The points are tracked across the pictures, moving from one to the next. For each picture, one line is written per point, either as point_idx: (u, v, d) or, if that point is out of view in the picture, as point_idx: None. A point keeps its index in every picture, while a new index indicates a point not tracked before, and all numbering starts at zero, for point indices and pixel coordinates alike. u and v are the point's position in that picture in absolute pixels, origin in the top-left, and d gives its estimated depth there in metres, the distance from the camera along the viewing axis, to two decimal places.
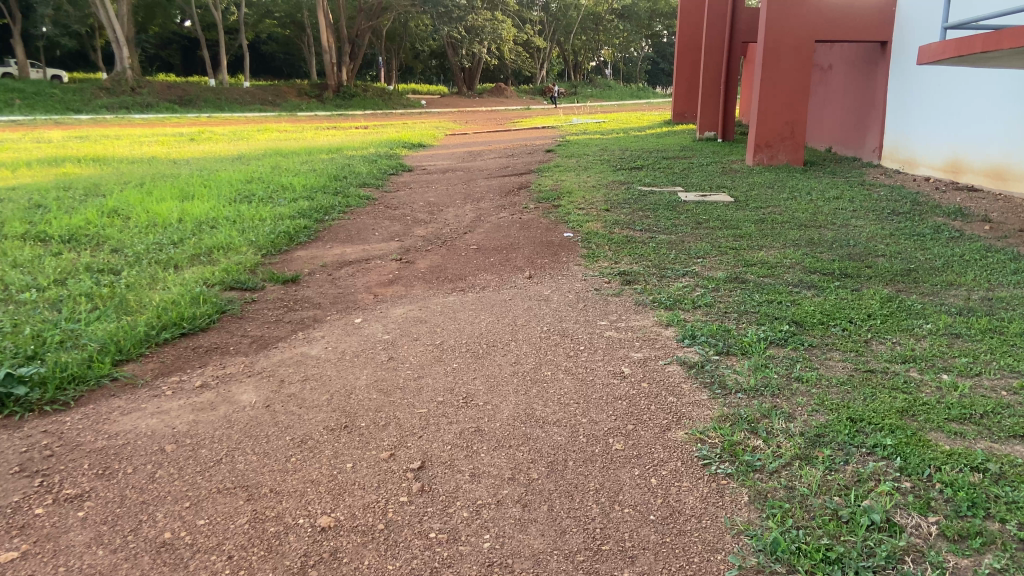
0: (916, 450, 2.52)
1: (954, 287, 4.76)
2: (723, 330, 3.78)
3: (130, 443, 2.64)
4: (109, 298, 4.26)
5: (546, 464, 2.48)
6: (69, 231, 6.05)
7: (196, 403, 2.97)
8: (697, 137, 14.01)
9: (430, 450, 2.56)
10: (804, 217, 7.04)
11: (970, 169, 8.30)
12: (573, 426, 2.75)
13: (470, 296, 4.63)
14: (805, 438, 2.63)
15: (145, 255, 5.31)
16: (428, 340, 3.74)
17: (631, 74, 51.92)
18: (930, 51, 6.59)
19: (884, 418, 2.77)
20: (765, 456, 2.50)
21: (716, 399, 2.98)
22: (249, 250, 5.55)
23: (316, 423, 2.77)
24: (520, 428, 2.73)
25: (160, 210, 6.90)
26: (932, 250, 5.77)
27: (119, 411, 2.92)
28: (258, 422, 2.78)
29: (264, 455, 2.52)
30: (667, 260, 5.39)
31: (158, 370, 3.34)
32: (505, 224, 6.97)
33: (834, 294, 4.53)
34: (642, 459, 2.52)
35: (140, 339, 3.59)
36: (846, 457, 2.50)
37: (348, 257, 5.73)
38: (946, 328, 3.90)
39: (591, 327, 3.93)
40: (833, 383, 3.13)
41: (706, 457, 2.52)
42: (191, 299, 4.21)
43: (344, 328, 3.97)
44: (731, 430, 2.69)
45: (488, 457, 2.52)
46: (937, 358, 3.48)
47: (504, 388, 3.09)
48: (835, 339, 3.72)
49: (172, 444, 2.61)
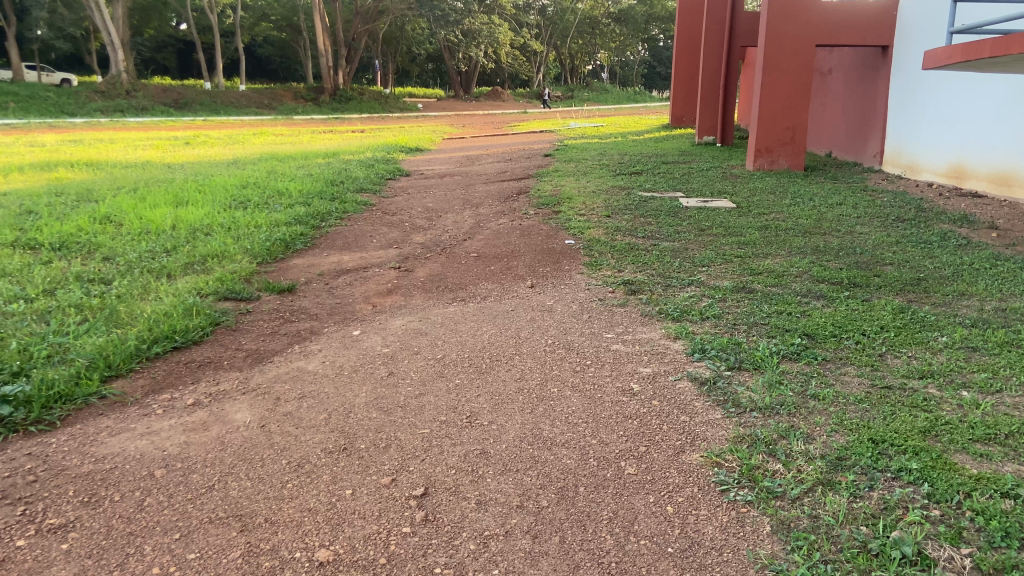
0: (943, 474, 2.41)
1: (966, 297, 4.65)
2: (734, 344, 3.66)
3: (118, 468, 2.50)
4: (99, 309, 4.12)
5: (555, 491, 2.35)
6: (60, 238, 5.91)
7: (189, 423, 2.84)
8: (696, 142, 13.93)
9: (434, 475, 2.44)
10: (808, 223, 6.93)
11: (973, 175, 8.20)
12: (584, 448, 2.63)
13: (471, 306, 4.52)
14: (826, 461, 2.51)
15: (138, 264, 5.18)
16: (429, 354, 3.61)
17: (628, 77, 51.87)
18: (936, 56, 6.48)
19: (906, 439, 2.65)
20: (786, 481, 2.38)
21: (731, 418, 2.87)
22: (244, 259, 5.42)
23: (313, 444, 2.64)
24: (527, 450, 2.61)
25: (154, 216, 6.77)
26: (941, 258, 5.66)
27: (107, 431, 2.78)
28: (253, 444, 2.65)
29: (259, 481, 2.39)
30: (671, 268, 5.28)
31: (149, 388, 3.20)
32: (505, 230, 6.84)
33: (846, 304, 4.42)
34: (657, 485, 2.39)
35: (131, 353, 3.46)
36: (871, 482, 2.38)
37: (346, 265, 5.61)
38: (962, 341, 3.78)
39: (597, 340, 3.81)
40: (851, 401, 3.01)
41: (723, 482, 2.40)
42: (184, 311, 4.08)
43: (342, 340, 3.85)
44: (749, 453, 2.57)
45: (495, 483, 2.39)
46: (955, 373, 3.36)
47: (510, 407, 2.97)
48: (848, 353, 3.60)
49: (162, 469, 2.48)
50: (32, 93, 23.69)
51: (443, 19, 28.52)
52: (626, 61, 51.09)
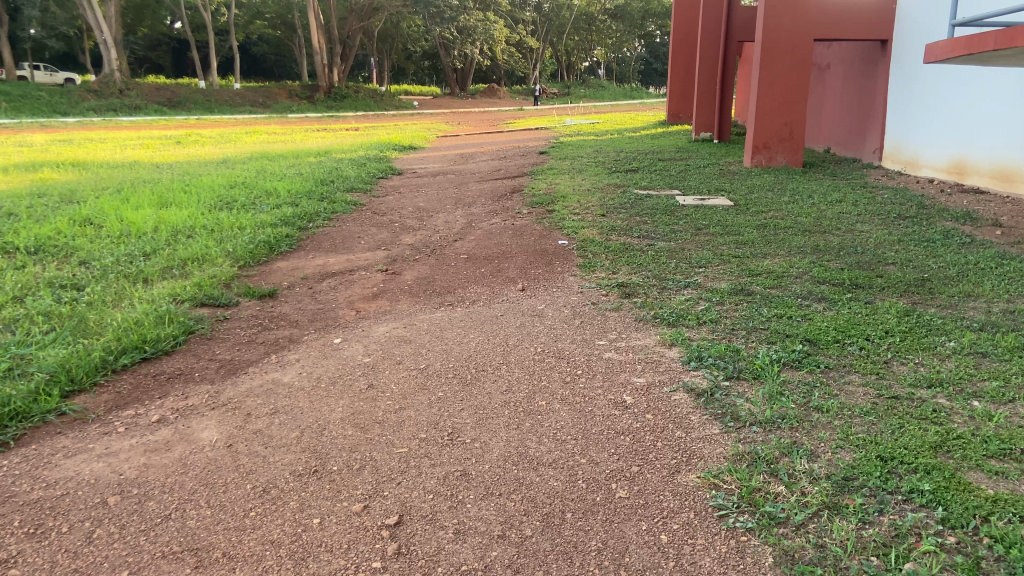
0: (957, 496, 2.24)
1: (973, 299, 4.48)
2: (732, 351, 3.48)
3: (69, 494, 2.32)
4: (68, 318, 3.94)
5: (540, 517, 2.18)
6: (37, 241, 5.72)
7: (150, 443, 2.66)
8: (692, 138, 13.75)
9: (410, 501, 2.25)
10: (807, 221, 6.76)
11: (975, 171, 8.04)
12: (572, 468, 2.45)
13: (459, 311, 4.33)
14: (832, 482, 2.33)
15: (113, 268, 5.00)
16: (412, 363, 3.43)
17: (624, 74, 51.53)
18: (938, 49, 6.31)
19: (917, 457, 2.48)
20: (789, 506, 2.20)
21: (730, 433, 2.69)
22: (225, 262, 5.23)
23: (282, 467, 2.46)
24: (511, 471, 2.43)
25: (135, 218, 6.58)
26: (945, 257, 5.48)
27: (62, 453, 2.60)
28: (216, 466, 2.47)
29: (219, 509, 2.22)
30: (668, 269, 5.10)
31: (113, 403, 3.02)
32: (497, 230, 6.66)
33: (847, 307, 4.24)
34: (650, 510, 2.21)
35: (96, 366, 3.28)
36: (881, 506, 2.20)
37: (331, 268, 5.43)
38: (971, 346, 3.61)
39: (590, 348, 3.63)
40: (857, 414, 2.84)
41: (721, 507, 2.22)
42: (157, 319, 3.90)
43: (321, 349, 3.67)
44: (749, 473, 2.40)
45: (475, 509, 2.21)
46: (965, 381, 3.18)
47: (494, 422, 2.79)
48: (853, 360, 3.43)
49: (116, 496, 2.30)
50: (24, 93, 23.44)
51: (438, 16, 28.27)
52: (622, 57, 51.01)
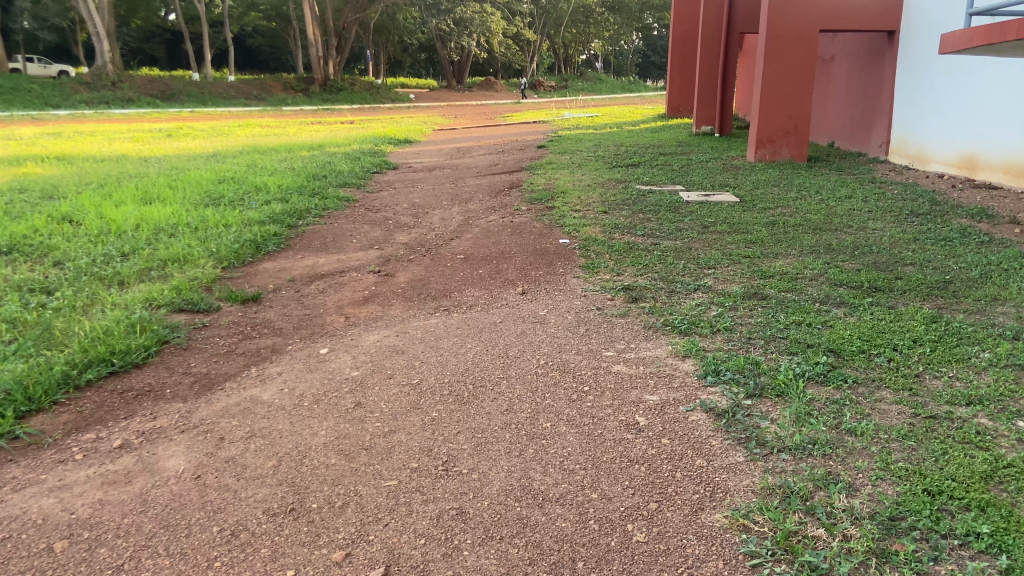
0: (1020, 540, 1.97)
1: (1000, 303, 4.20)
2: (752, 364, 3.20)
3: (12, 538, 2.05)
4: (32, 326, 3.65)
5: (547, 567, 1.91)
6: (9, 240, 5.42)
7: (109, 474, 2.38)
8: (693, 132, 13.46)
9: (398, 548, 1.98)
10: (817, 219, 6.49)
11: (987, 166, 7.78)
12: (582, 505, 2.18)
13: (455, 317, 4.05)
14: (878, 522, 2.06)
15: (88, 270, 4.70)
16: (404, 377, 3.15)
17: (621, 67, 51.11)
18: (953, 38, 5.98)
19: (968, 491, 2.21)
20: (832, 553, 1.93)
21: (756, 462, 2.42)
22: (207, 263, 4.94)
23: (254, 504, 2.18)
24: (513, 509, 2.15)
25: (115, 216, 6.27)
26: (965, 257, 5.21)
27: (11, 486, 2.32)
28: (181, 504, 2.19)
29: (180, 559, 1.94)
30: (676, 271, 4.82)
31: (74, 425, 2.74)
32: (495, 228, 6.37)
33: (870, 313, 3.96)
34: (672, 559, 1.94)
35: (58, 381, 3.00)
36: (935, 553, 1.93)
37: (320, 268, 5.15)
38: (1007, 357, 3.33)
39: (597, 360, 3.35)
40: (894, 438, 2.56)
41: (754, 553, 1.95)
42: (128, 327, 3.59)
43: (306, 361, 3.38)
44: (783, 512, 2.12)
45: (473, 558, 1.94)
46: (1006, 399, 2.90)
47: (493, 449, 2.51)
48: (880, 373, 3.15)
49: (64, 540, 2.03)
50: (15, 84, 23.02)
51: (434, 8, 27.73)
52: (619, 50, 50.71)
